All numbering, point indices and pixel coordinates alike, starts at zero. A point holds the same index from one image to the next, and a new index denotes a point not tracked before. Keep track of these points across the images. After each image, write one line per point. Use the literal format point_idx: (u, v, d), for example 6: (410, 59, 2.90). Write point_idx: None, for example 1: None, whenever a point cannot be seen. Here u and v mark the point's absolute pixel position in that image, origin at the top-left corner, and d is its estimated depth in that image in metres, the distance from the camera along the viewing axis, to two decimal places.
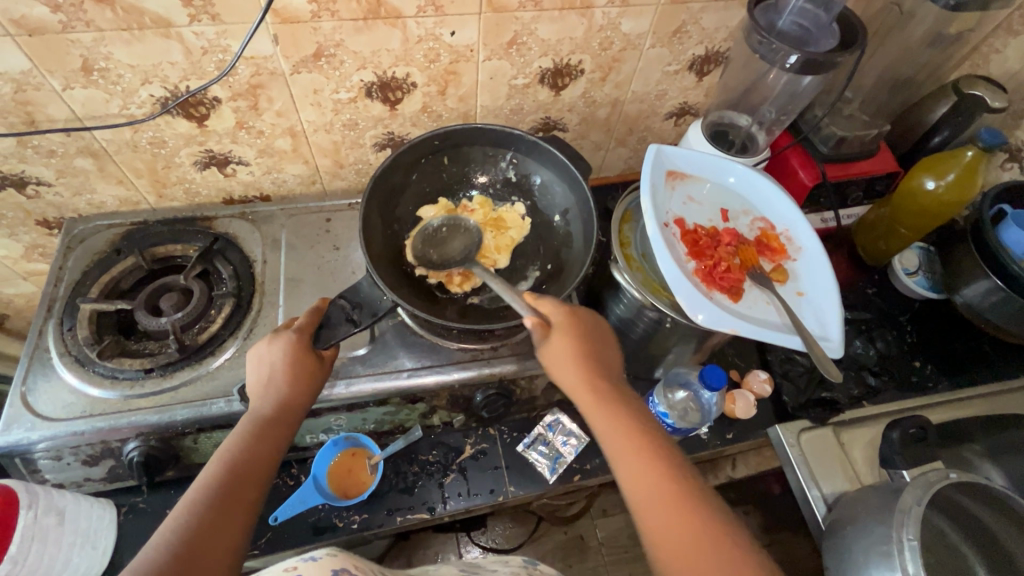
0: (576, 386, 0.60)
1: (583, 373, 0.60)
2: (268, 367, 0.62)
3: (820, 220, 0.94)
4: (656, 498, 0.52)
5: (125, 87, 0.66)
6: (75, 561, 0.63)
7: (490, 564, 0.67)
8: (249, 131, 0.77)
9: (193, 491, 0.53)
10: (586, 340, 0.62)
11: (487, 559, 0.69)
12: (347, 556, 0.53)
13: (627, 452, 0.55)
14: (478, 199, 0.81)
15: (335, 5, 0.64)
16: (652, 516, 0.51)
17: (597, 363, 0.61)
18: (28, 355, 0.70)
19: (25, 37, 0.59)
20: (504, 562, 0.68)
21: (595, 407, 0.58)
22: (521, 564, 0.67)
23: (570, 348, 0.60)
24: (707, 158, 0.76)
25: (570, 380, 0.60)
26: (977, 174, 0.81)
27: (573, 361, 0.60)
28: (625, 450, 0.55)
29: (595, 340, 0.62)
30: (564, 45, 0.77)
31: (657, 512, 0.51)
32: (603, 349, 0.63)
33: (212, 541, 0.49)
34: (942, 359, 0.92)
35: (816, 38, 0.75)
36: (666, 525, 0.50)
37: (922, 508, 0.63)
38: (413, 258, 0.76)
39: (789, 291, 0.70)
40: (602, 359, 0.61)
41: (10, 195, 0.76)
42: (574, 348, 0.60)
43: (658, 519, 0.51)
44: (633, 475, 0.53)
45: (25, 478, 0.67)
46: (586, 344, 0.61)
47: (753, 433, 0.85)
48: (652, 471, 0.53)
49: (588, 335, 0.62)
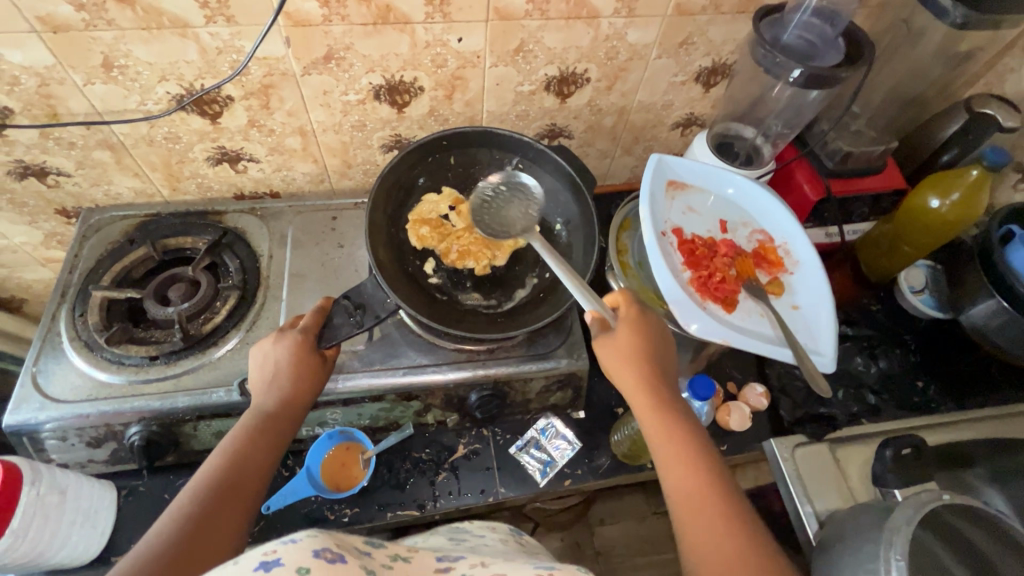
0: (639, 394, 0.61)
1: (641, 376, 0.61)
2: (272, 364, 0.64)
3: (823, 233, 0.93)
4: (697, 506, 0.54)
5: (143, 83, 0.69)
6: (72, 541, 0.65)
7: (478, 528, 0.67)
8: (261, 129, 0.79)
9: (193, 482, 0.55)
10: (650, 347, 0.63)
11: (473, 524, 0.69)
12: (328, 534, 0.43)
13: (678, 466, 0.56)
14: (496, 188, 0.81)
15: (345, 10, 0.66)
16: (697, 535, 0.52)
17: (657, 372, 0.62)
18: (40, 338, 0.73)
19: (50, 34, 0.61)
20: (490, 528, 0.68)
21: (650, 415, 0.60)
22: (508, 532, 0.67)
23: (629, 354, 0.62)
24: (709, 169, 0.76)
25: (626, 381, 0.62)
26: (981, 194, 0.80)
27: (629, 365, 0.61)
28: (679, 463, 0.56)
29: (657, 346, 0.63)
30: (570, 54, 0.78)
31: (703, 531, 0.52)
32: (664, 355, 0.64)
33: (211, 524, 0.51)
34: (945, 379, 0.92)
35: (821, 52, 0.75)
36: (710, 544, 0.51)
37: (913, 528, 0.62)
38: (443, 289, 0.77)
39: (784, 304, 0.70)
40: (663, 366, 0.63)
41: (32, 183, 0.79)
42: (635, 350, 0.62)
43: (701, 539, 0.52)
44: (681, 492, 0.55)
45: (32, 456, 0.69)
46: (647, 349, 0.62)
47: (748, 446, 0.85)
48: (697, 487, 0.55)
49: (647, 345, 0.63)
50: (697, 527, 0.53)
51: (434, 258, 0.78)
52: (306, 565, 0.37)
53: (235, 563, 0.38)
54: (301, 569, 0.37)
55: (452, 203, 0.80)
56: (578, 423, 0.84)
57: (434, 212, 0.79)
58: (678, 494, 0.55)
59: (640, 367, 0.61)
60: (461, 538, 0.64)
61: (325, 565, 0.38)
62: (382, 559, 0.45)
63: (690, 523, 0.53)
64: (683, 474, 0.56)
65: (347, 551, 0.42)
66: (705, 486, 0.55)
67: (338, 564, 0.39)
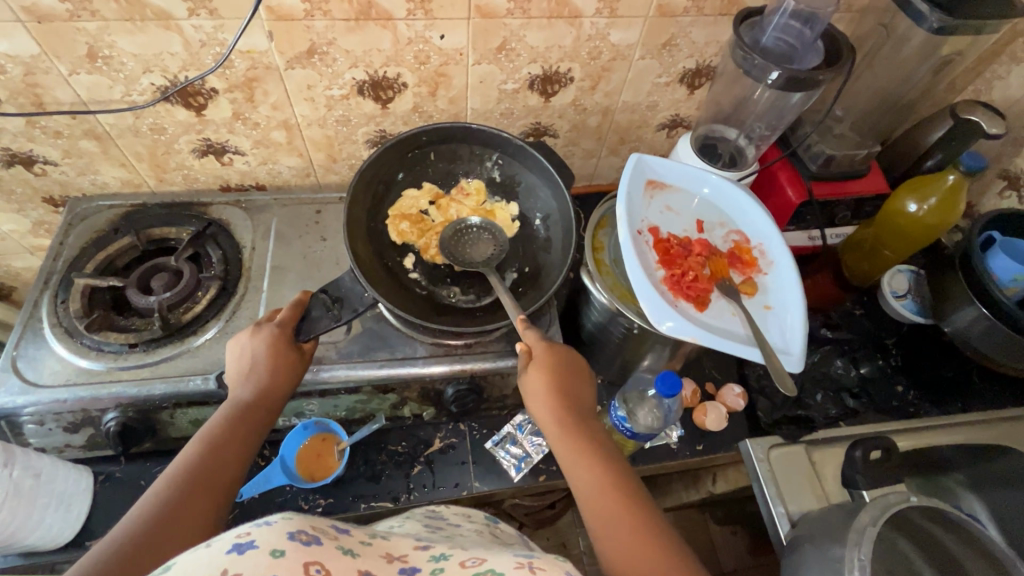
0: (556, 427, 0.63)
1: (557, 404, 0.63)
2: (249, 357, 0.64)
3: (806, 237, 0.94)
4: (612, 515, 0.55)
5: (127, 74, 0.70)
6: (47, 523, 0.66)
7: (453, 515, 0.67)
8: (246, 122, 0.80)
9: (165, 475, 0.55)
10: (565, 380, 0.65)
11: (450, 510, 0.69)
12: (305, 517, 0.43)
13: (593, 491, 0.57)
14: (475, 183, 0.82)
15: (327, 5, 0.67)
16: (617, 557, 0.52)
17: (572, 405, 0.64)
18: (22, 323, 0.74)
19: (35, 24, 0.63)
20: (466, 517, 0.68)
21: (568, 448, 0.61)
22: (484, 522, 0.67)
23: (547, 386, 0.64)
24: (686, 169, 0.77)
25: (541, 411, 0.64)
26: (959, 200, 0.81)
27: (545, 400, 0.63)
28: (594, 490, 0.57)
29: (573, 379, 0.65)
30: (553, 53, 0.79)
31: (621, 549, 0.52)
32: (580, 390, 0.66)
33: (184, 508, 0.52)
34: (925, 384, 0.92)
35: (800, 55, 0.76)
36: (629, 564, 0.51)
37: (877, 529, 0.62)
38: (425, 282, 0.78)
39: (756, 304, 0.70)
40: (579, 398, 0.65)
41: (19, 171, 0.81)
42: (550, 385, 0.64)
43: (621, 561, 0.52)
44: (599, 516, 0.55)
45: (9, 439, 0.70)
46: (562, 382, 0.64)
47: (723, 446, 0.86)
48: (613, 507, 0.55)
49: (568, 373, 0.66)
50: (616, 548, 0.53)
51: (413, 254, 0.79)
52: (281, 547, 0.37)
53: (207, 546, 0.37)
54: (276, 551, 0.37)
55: (431, 199, 0.81)
56: None
57: (415, 207, 0.80)
58: (597, 517, 0.56)
59: (557, 395, 0.64)
60: (438, 517, 0.65)
61: (299, 547, 0.38)
62: (359, 539, 0.45)
63: (610, 545, 0.53)
64: (600, 498, 0.56)
65: (323, 532, 0.42)
66: (624, 507, 0.55)
67: (314, 545, 0.39)
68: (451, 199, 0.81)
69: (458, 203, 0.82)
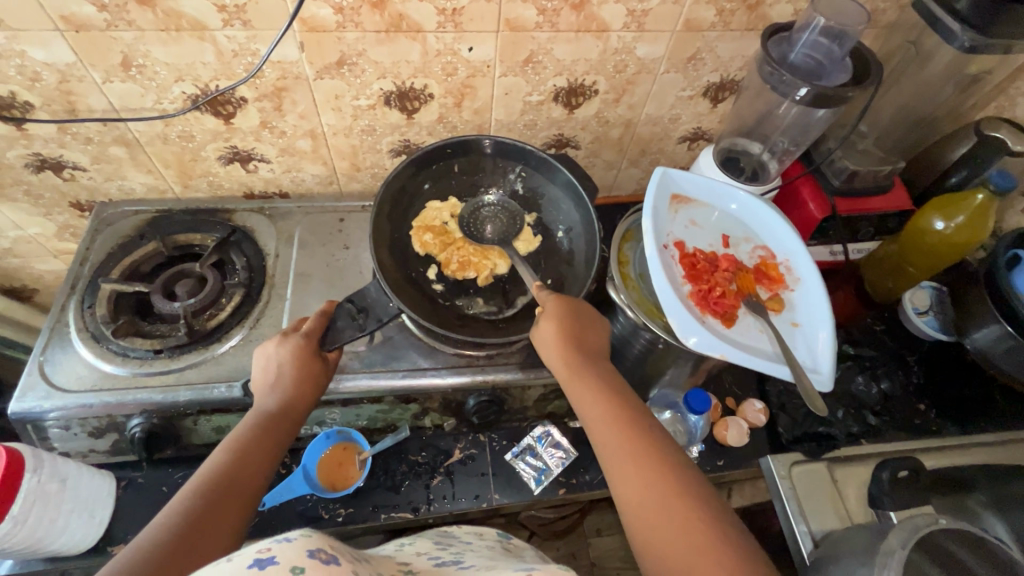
0: (561, 366, 0.63)
1: (567, 350, 0.63)
2: (274, 367, 0.64)
3: (827, 251, 0.92)
4: (621, 447, 0.56)
5: (160, 82, 0.71)
6: (70, 529, 0.66)
7: (464, 533, 0.67)
8: (272, 131, 0.80)
9: (196, 477, 0.55)
10: (575, 325, 0.65)
11: (460, 528, 0.68)
12: (324, 535, 0.41)
13: (607, 432, 0.58)
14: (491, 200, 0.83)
15: (359, 17, 0.67)
16: (625, 486, 0.54)
17: (582, 344, 0.64)
18: (49, 328, 0.74)
19: (72, 33, 0.63)
20: (478, 534, 0.67)
21: (580, 386, 0.62)
22: (496, 539, 0.67)
23: (555, 330, 0.64)
24: (712, 184, 0.77)
25: (553, 356, 0.64)
26: (985, 220, 0.81)
27: (558, 342, 0.63)
28: (606, 424, 0.59)
29: (585, 324, 0.66)
30: (579, 65, 0.79)
31: (634, 485, 0.54)
32: (592, 331, 0.66)
33: (214, 513, 0.52)
34: (944, 404, 0.91)
35: (827, 71, 0.75)
36: (638, 490, 0.53)
37: (906, 552, 0.61)
38: (444, 291, 0.77)
39: (783, 321, 0.70)
40: (588, 339, 0.65)
41: (48, 176, 0.81)
42: (561, 326, 0.64)
43: (630, 487, 0.54)
44: (615, 457, 0.56)
45: (35, 444, 0.70)
46: (574, 327, 0.65)
47: (744, 462, 0.85)
48: (629, 447, 0.56)
49: (579, 321, 0.65)
50: (629, 477, 0.54)
51: (436, 266, 0.79)
52: (301, 565, 0.36)
53: (228, 560, 0.36)
54: (295, 569, 0.35)
55: (453, 213, 0.81)
56: (574, 432, 0.85)
57: (438, 219, 0.80)
58: (607, 449, 0.57)
59: (568, 343, 0.63)
60: (446, 540, 0.64)
61: (320, 565, 0.37)
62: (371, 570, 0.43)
63: (620, 477, 0.55)
64: (612, 431, 0.58)
65: (342, 554, 0.40)
66: (633, 440, 0.56)
67: (333, 565, 0.37)
68: (466, 215, 0.82)
69: (478, 216, 0.82)
